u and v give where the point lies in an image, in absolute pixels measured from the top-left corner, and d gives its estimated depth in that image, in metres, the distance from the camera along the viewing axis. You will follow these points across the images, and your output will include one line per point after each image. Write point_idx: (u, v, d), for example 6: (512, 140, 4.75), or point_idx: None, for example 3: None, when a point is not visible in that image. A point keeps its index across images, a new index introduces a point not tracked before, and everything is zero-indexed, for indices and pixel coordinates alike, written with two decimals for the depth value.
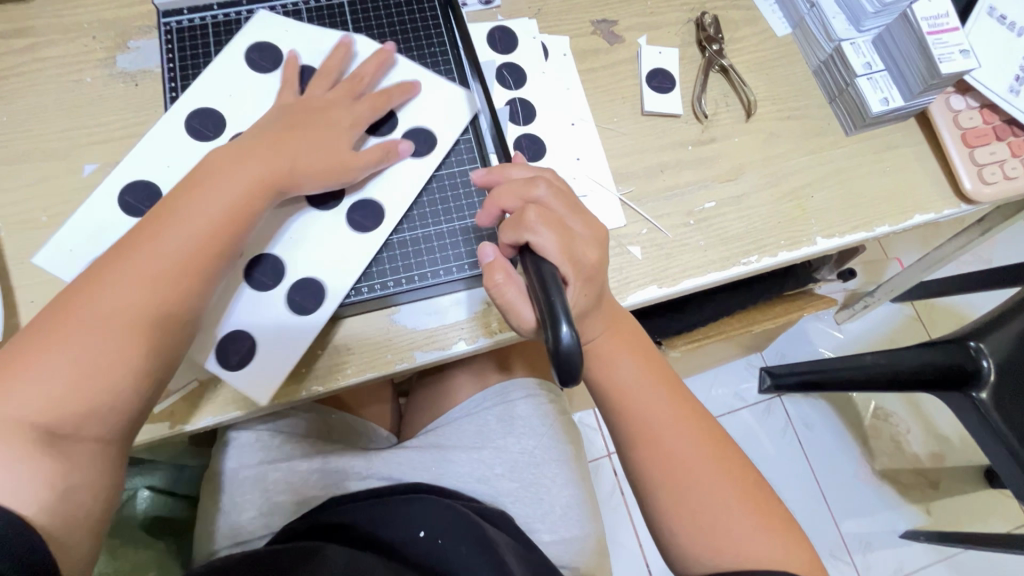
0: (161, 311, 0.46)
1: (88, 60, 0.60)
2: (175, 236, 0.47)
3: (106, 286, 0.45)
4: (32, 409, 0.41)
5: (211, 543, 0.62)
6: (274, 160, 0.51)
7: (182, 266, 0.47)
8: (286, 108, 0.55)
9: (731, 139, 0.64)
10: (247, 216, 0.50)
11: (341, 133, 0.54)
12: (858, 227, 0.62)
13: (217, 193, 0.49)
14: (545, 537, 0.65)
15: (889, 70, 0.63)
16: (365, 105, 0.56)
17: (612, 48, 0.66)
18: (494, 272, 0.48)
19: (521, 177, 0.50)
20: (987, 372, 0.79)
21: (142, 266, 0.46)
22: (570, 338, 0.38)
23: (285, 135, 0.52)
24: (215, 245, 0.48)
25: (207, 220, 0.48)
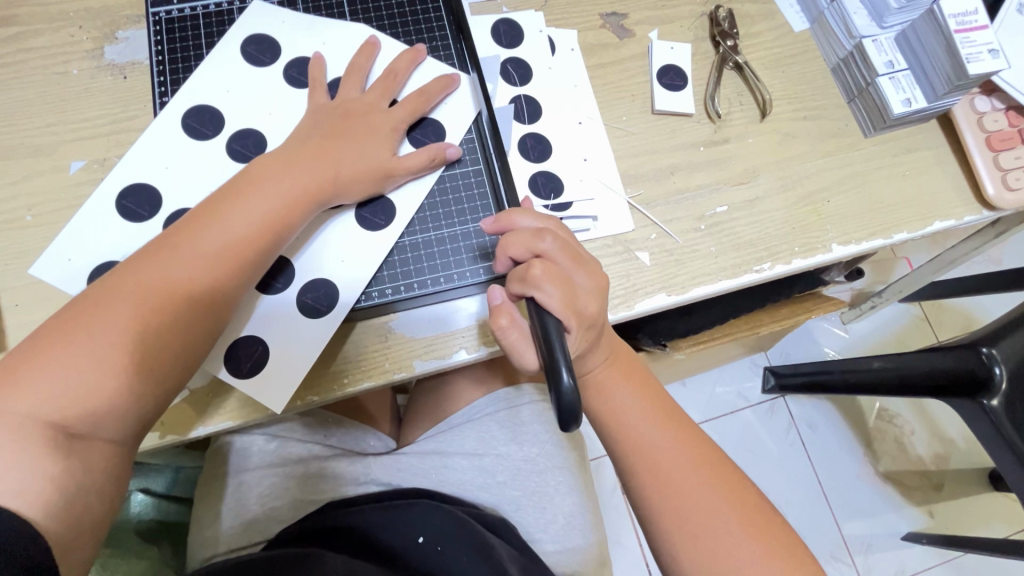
0: (192, 314, 0.44)
1: (74, 51, 0.58)
2: (217, 236, 0.45)
3: (145, 279, 0.43)
4: (47, 407, 0.39)
5: (204, 551, 0.60)
6: (321, 167, 0.49)
7: (219, 272, 0.45)
8: (323, 111, 0.53)
9: (744, 140, 0.61)
10: (288, 224, 0.48)
11: (380, 138, 0.52)
12: (875, 233, 0.60)
13: (263, 195, 0.47)
14: (547, 547, 0.63)
15: (912, 69, 0.60)
16: (402, 111, 0.54)
17: (622, 43, 0.63)
18: (499, 316, 0.47)
19: (525, 225, 0.48)
20: (998, 380, 0.77)
21: (185, 264, 0.44)
22: (571, 387, 0.39)
23: (328, 140, 0.50)
24: (253, 252, 0.46)
25: (253, 224, 0.46)
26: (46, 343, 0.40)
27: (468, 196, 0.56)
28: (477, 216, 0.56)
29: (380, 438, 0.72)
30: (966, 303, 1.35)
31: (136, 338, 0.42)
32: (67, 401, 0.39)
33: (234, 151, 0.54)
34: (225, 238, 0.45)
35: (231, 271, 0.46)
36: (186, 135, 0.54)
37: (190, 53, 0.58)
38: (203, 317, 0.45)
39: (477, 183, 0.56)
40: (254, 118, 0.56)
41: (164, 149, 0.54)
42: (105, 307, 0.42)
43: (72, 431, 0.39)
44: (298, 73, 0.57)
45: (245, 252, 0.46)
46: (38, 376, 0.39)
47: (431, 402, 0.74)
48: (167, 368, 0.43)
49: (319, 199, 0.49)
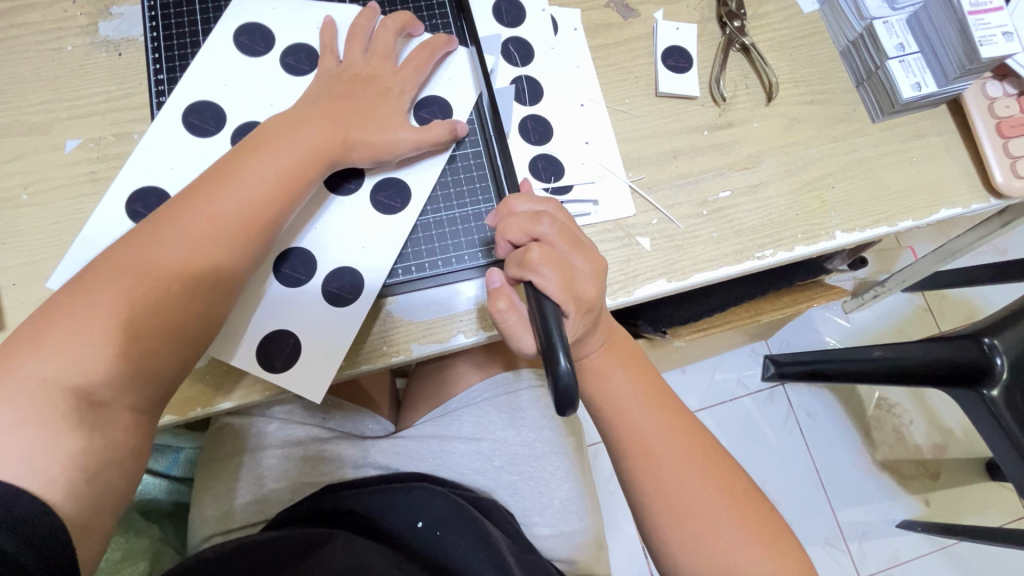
0: (209, 276, 0.44)
1: (68, 27, 0.57)
2: (232, 198, 0.45)
3: (164, 241, 0.43)
4: (69, 369, 0.39)
5: (205, 529, 0.61)
6: (331, 128, 0.49)
7: (234, 232, 0.45)
8: (328, 81, 0.52)
9: (749, 125, 0.60)
10: (301, 186, 0.48)
11: (388, 103, 0.52)
12: (880, 220, 0.59)
13: (277, 154, 0.47)
14: (544, 530, 0.64)
15: (923, 53, 0.59)
16: (408, 71, 0.54)
17: (627, 23, 0.62)
18: (498, 299, 0.47)
19: (523, 210, 0.48)
20: (1000, 371, 0.76)
21: (203, 225, 0.44)
22: (568, 370, 0.38)
23: (335, 106, 0.50)
24: (267, 214, 0.46)
25: (267, 185, 0.46)
26: (67, 304, 0.41)
27: (467, 179, 0.55)
28: (476, 199, 0.55)
29: (379, 421, 0.72)
30: (970, 294, 1.34)
31: (158, 299, 0.42)
32: (91, 362, 0.39)
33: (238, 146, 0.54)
34: (240, 198, 0.45)
35: (246, 230, 0.45)
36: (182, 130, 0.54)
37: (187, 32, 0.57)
38: (222, 277, 0.45)
39: (476, 166, 0.56)
40: (253, 100, 0.55)
41: (166, 147, 0.53)
42: (126, 270, 0.42)
43: (94, 397, 0.39)
44: (295, 61, 0.56)
45: (263, 213, 0.46)
46: (62, 335, 0.39)
47: (429, 386, 0.74)
48: (188, 329, 0.43)
49: (330, 162, 0.49)
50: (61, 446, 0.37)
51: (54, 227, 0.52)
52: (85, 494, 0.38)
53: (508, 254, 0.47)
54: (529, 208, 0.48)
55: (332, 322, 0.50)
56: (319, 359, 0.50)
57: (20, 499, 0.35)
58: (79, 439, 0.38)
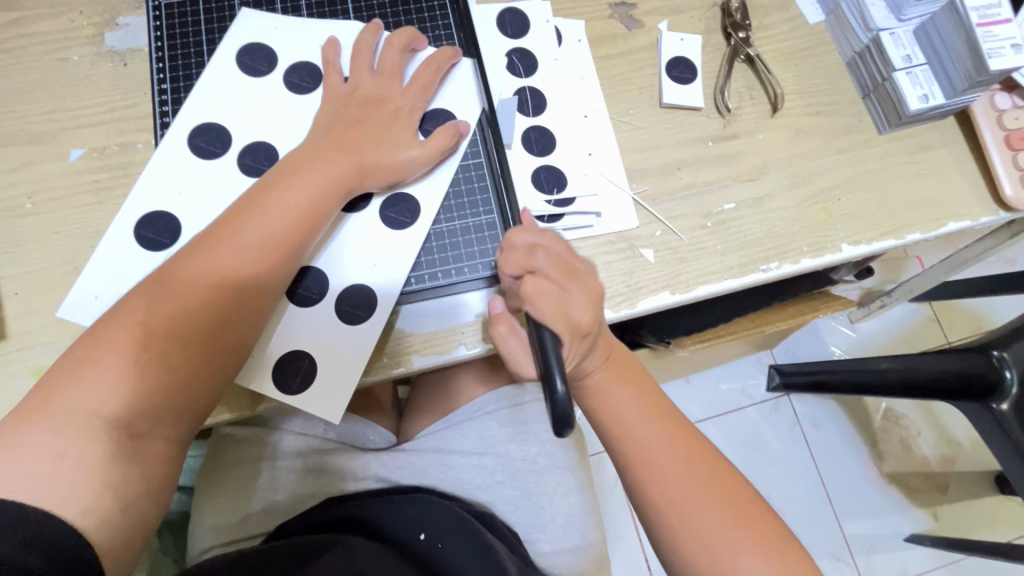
0: (235, 308, 0.44)
1: (75, 37, 0.57)
2: (255, 230, 0.45)
3: (189, 282, 0.43)
4: (105, 405, 0.39)
5: (203, 541, 0.60)
6: (348, 156, 0.49)
7: (258, 263, 0.45)
8: (339, 103, 0.52)
9: (754, 136, 0.60)
10: (323, 215, 0.48)
11: (401, 123, 0.52)
12: (887, 233, 0.59)
13: (298, 187, 0.47)
14: (545, 546, 0.63)
15: (930, 65, 0.58)
16: (415, 90, 0.54)
17: (631, 34, 0.62)
18: (499, 323, 0.48)
19: (521, 241, 0.47)
20: (1010, 383, 0.75)
21: (228, 263, 0.44)
22: (563, 393, 0.38)
23: (352, 131, 0.50)
24: (290, 243, 0.46)
25: (290, 219, 0.46)
26: (91, 351, 0.40)
27: (465, 191, 0.55)
28: (477, 210, 0.55)
29: (381, 431, 0.71)
30: (978, 304, 1.32)
31: (183, 342, 0.42)
32: (121, 405, 0.39)
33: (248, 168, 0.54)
34: (263, 233, 0.45)
35: (271, 264, 0.45)
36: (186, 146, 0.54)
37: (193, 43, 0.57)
38: (247, 312, 0.45)
39: (478, 176, 0.56)
40: (257, 112, 0.55)
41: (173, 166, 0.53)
42: (153, 313, 0.42)
43: (131, 430, 0.40)
44: (299, 79, 0.56)
45: (287, 246, 0.46)
46: (89, 380, 0.39)
47: (431, 396, 0.74)
48: (216, 363, 0.44)
49: (350, 189, 0.49)
50: (68, 458, 0.37)
51: (57, 236, 0.52)
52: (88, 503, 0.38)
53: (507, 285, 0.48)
54: (528, 238, 0.47)
55: (333, 334, 0.50)
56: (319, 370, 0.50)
57: (21, 509, 0.35)
58: (95, 455, 0.38)
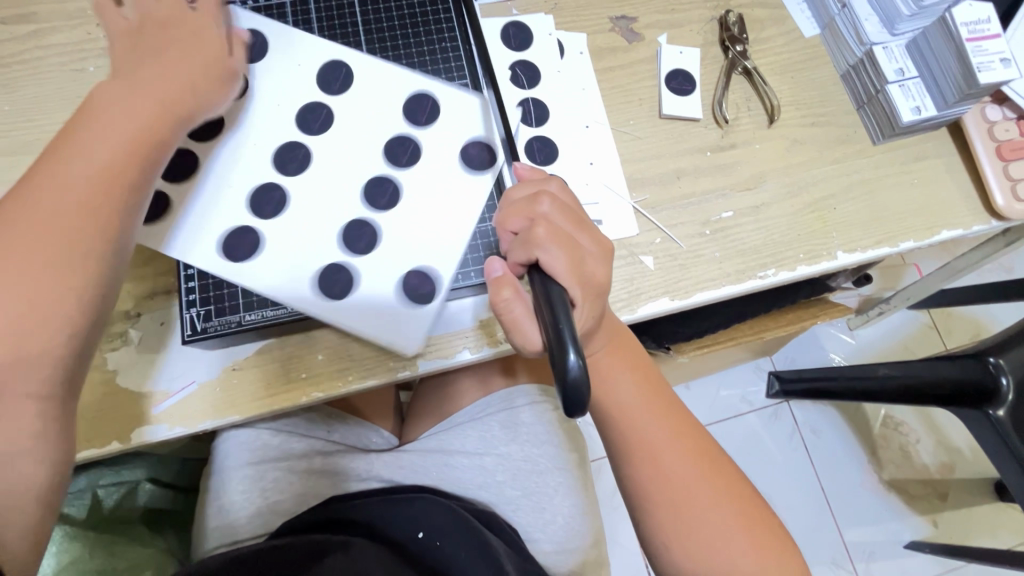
0: (75, 255, 0.41)
1: (91, 49, 0.59)
2: (78, 170, 0.42)
3: (1, 258, 0.40)
4: None
5: (208, 541, 0.61)
6: (136, 96, 0.45)
7: (86, 204, 0.42)
8: (128, 32, 0.47)
9: (751, 146, 0.61)
10: (155, 143, 0.45)
11: (205, 35, 0.49)
12: (881, 241, 0.60)
13: (85, 134, 0.43)
14: (546, 547, 0.64)
15: (922, 78, 0.60)
16: (202, 22, 0.49)
17: (631, 47, 0.63)
18: (501, 289, 0.45)
19: (522, 196, 0.48)
20: (1005, 390, 0.76)
21: (30, 225, 0.41)
22: (578, 367, 0.36)
23: (138, 50, 0.46)
24: (118, 175, 0.43)
25: (87, 167, 0.42)
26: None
27: None
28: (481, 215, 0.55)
29: (384, 434, 0.73)
30: (976, 312, 1.34)
31: (4, 316, 0.39)
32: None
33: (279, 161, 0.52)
34: (70, 189, 0.42)
35: (101, 202, 0.42)
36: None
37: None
38: (70, 274, 0.41)
39: None
40: None
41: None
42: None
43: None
44: None
45: (117, 179, 0.43)
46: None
47: (435, 399, 0.75)
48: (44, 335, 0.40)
49: (178, 113, 0.46)
50: None
51: None
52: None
53: (510, 244, 0.46)
54: (529, 193, 0.48)
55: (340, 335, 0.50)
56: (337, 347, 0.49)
57: None
58: None
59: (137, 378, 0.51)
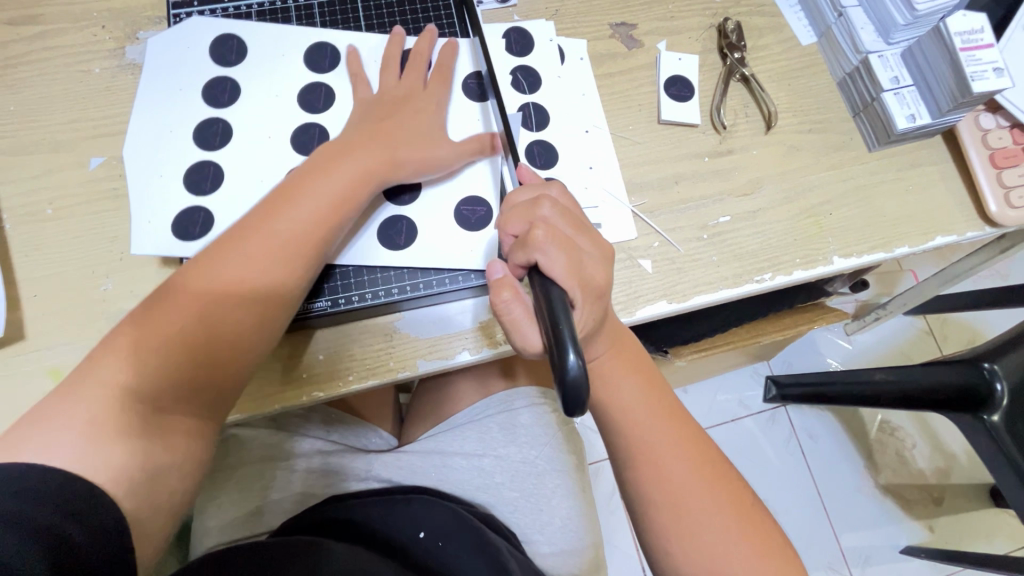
0: (267, 296, 0.46)
1: (97, 50, 0.59)
2: (281, 224, 0.47)
3: (216, 271, 0.45)
4: (145, 385, 0.42)
5: (207, 539, 0.62)
6: (381, 148, 0.51)
7: (284, 252, 0.47)
8: (370, 104, 0.55)
9: (749, 152, 0.62)
10: (353, 204, 0.49)
11: (432, 118, 0.55)
12: (877, 247, 0.61)
13: (335, 176, 0.49)
14: (543, 548, 0.64)
15: (917, 86, 0.61)
16: (436, 85, 0.57)
17: (631, 53, 0.64)
18: (501, 290, 0.45)
19: (524, 200, 0.48)
20: (1000, 396, 0.77)
21: (255, 251, 0.46)
22: (578, 368, 0.36)
23: (379, 127, 0.53)
24: (318, 231, 0.48)
25: (324, 207, 0.48)
26: (142, 325, 0.43)
27: (471, 197, 0.56)
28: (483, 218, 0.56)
29: (382, 434, 0.73)
30: (972, 318, 1.34)
31: (218, 315, 0.44)
32: (159, 372, 0.42)
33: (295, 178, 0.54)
34: (292, 224, 0.47)
35: (296, 258, 0.47)
36: (197, 144, 0.55)
37: (214, 45, 0.58)
38: (276, 296, 0.46)
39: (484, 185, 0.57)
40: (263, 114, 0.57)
41: (193, 165, 0.55)
42: (178, 301, 0.44)
43: (158, 403, 0.42)
44: (312, 99, 0.57)
45: (316, 235, 0.48)
46: (131, 353, 0.42)
47: (434, 400, 0.75)
48: (243, 347, 0.45)
49: (379, 181, 0.51)
50: (88, 435, 0.39)
51: (77, 240, 0.54)
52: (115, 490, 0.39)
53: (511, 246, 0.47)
54: (531, 197, 0.48)
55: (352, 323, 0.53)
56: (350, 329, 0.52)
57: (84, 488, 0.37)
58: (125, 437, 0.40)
59: None
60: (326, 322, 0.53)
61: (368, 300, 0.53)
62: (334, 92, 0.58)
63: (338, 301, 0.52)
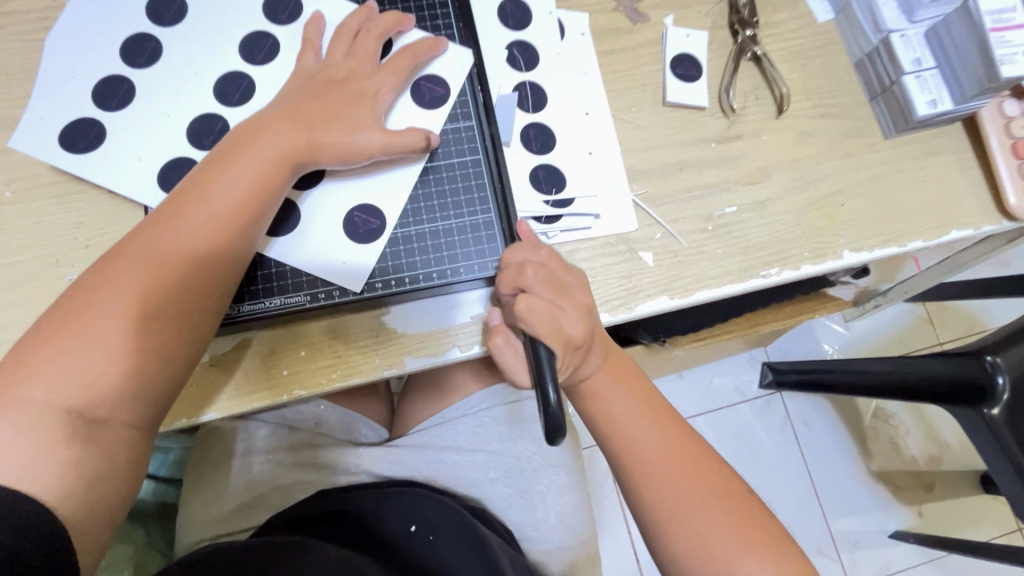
0: (185, 289, 0.42)
1: (55, 16, 0.54)
2: (199, 213, 0.43)
3: (128, 270, 0.41)
4: (64, 395, 0.38)
5: (192, 535, 0.60)
6: (301, 126, 0.46)
7: (203, 243, 0.43)
8: (307, 79, 0.50)
9: (758, 138, 0.59)
10: (276, 188, 0.45)
11: (366, 105, 0.49)
12: (889, 241, 0.58)
13: (246, 163, 0.44)
14: (537, 545, 0.64)
15: (940, 69, 0.57)
16: (387, 72, 0.51)
17: (635, 28, 0.60)
18: (496, 336, 0.49)
19: (513, 259, 0.47)
20: (1001, 390, 0.73)
21: (173, 248, 0.42)
22: (557, 405, 0.39)
23: (302, 107, 0.47)
24: (236, 217, 0.44)
25: (240, 195, 0.44)
26: (47, 339, 0.39)
27: (462, 188, 0.52)
28: (474, 209, 0.52)
29: (375, 427, 0.70)
30: (972, 306, 1.33)
31: (135, 322, 0.40)
32: (80, 388, 0.38)
33: (194, 134, 0.51)
34: (210, 216, 0.43)
35: (217, 248, 0.43)
36: (121, 58, 0.52)
37: None
38: (198, 293, 0.43)
39: (476, 173, 0.53)
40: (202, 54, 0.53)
41: (106, 99, 0.51)
42: (87, 311, 0.39)
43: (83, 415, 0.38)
44: (255, 47, 0.53)
45: (235, 221, 0.44)
46: (37, 371, 0.38)
47: (422, 391, 0.72)
48: (168, 348, 0.41)
49: (303, 162, 0.47)
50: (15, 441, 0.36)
51: (38, 225, 0.50)
52: (79, 497, 0.38)
53: (505, 302, 0.48)
54: (518, 257, 0.47)
55: (332, 320, 0.51)
56: (300, 326, 0.51)
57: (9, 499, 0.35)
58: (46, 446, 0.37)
59: None
60: (309, 316, 0.50)
61: (349, 294, 0.50)
62: (280, 48, 0.53)
63: (318, 296, 0.49)
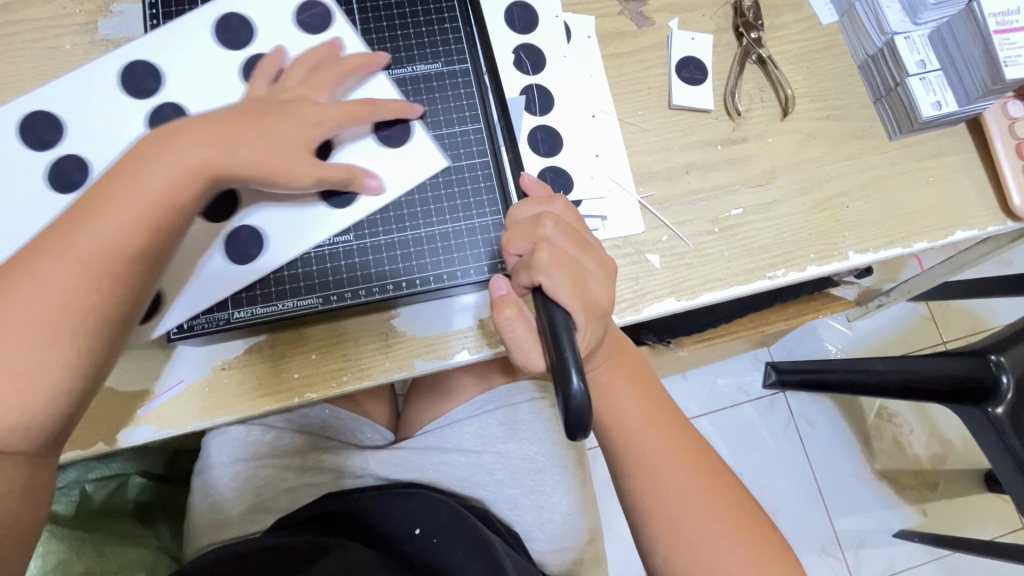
0: (102, 280, 0.39)
1: (67, 25, 0.55)
2: (117, 203, 0.40)
3: (44, 258, 0.39)
4: None
5: (200, 538, 0.60)
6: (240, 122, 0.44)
7: (122, 232, 0.40)
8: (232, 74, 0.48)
9: (764, 140, 0.59)
10: (199, 182, 0.42)
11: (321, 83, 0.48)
12: (892, 241, 0.58)
13: (166, 153, 0.42)
14: (543, 545, 0.64)
15: (945, 71, 0.57)
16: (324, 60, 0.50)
17: (640, 32, 0.60)
18: (504, 307, 0.45)
19: (527, 216, 0.47)
20: (1005, 389, 0.74)
21: (88, 238, 0.39)
22: (580, 390, 0.37)
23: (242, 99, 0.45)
24: (155, 208, 0.41)
25: (159, 187, 0.41)
26: None
27: (471, 188, 0.52)
28: (483, 211, 0.52)
29: (380, 430, 0.71)
30: (976, 305, 1.33)
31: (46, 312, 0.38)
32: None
33: None
34: (129, 206, 0.40)
35: (135, 238, 0.40)
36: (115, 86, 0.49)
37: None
38: (115, 285, 0.40)
39: (485, 176, 0.53)
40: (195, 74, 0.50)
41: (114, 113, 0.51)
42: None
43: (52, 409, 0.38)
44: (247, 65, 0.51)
45: (152, 216, 0.41)
46: None
47: (429, 393, 0.73)
48: (79, 339, 0.39)
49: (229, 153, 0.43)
50: None
51: None
52: None
53: (514, 266, 0.46)
54: (533, 213, 0.47)
55: (340, 325, 0.51)
56: (308, 330, 0.51)
57: None
58: None
59: (129, 376, 0.49)
60: (317, 319, 0.51)
61: (361, 297, 0.49)
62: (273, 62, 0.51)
63: (331, 299, 0.49)
